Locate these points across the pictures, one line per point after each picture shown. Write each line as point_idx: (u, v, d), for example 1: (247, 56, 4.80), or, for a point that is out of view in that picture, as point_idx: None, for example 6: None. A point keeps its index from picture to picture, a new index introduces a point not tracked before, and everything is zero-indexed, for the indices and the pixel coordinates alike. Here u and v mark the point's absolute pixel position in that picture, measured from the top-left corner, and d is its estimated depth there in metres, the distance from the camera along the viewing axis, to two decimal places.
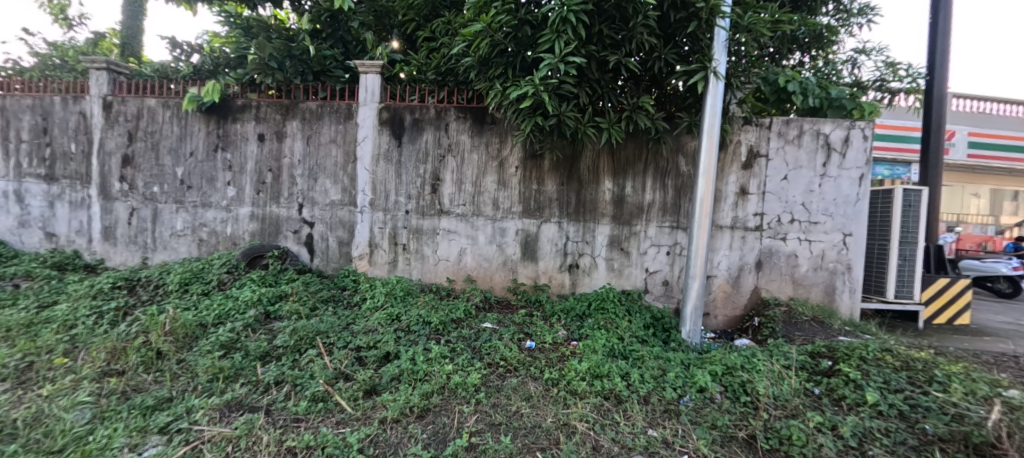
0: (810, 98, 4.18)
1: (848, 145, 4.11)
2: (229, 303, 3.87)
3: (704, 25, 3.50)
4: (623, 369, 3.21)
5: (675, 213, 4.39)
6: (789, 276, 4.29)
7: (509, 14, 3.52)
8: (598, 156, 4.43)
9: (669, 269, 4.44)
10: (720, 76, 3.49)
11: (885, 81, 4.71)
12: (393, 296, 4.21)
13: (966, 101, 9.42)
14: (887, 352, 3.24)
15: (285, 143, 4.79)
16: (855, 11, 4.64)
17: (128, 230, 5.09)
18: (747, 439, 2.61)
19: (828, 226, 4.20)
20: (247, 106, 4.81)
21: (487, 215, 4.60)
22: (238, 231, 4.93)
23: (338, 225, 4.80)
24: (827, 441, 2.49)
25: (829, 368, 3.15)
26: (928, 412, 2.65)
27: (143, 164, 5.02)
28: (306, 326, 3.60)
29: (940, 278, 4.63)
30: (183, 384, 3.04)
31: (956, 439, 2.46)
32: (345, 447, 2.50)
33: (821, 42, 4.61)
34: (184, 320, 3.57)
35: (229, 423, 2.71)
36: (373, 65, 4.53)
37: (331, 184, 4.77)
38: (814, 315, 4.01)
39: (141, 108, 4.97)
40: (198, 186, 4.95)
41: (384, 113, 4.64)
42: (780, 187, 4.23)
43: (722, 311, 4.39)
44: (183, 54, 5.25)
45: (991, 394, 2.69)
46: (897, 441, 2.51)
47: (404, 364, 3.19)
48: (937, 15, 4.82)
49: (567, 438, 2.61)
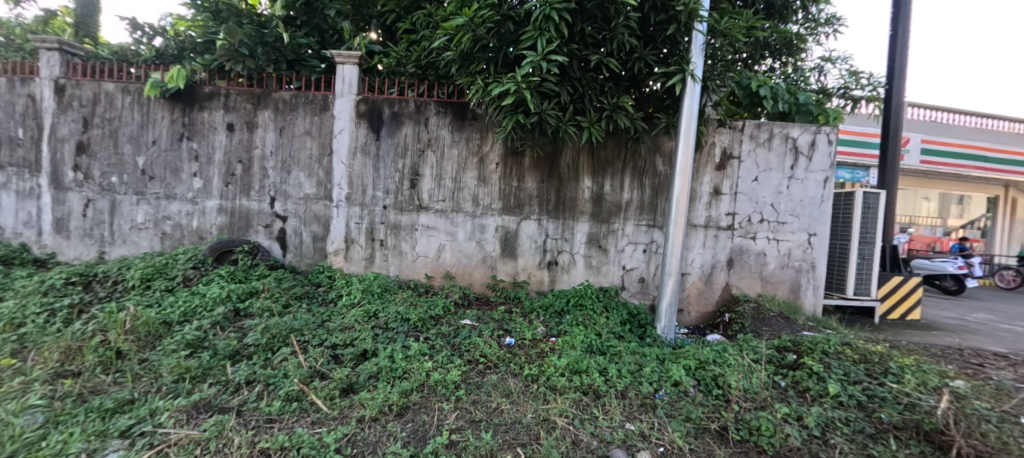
0: (780, 102, 4.34)
1: (814, 149, 4.30)
2: (197, 300, 3.71)
3: (683, 28, 3.60)
4: (601, 364, 3.29)
5: (652, 211, 4.49)
6: (758, 273, 4.47)
7: (492, 9, 3.52)
8: (579, 154, 4.46)
9: (645, 267, 4.54)
10: (697, 78, 3.61)
11: (848, 89, 4.92)
12: (371, 292, 4.13)
13: (920, 110, 9.90)
14: (847, 346, 3.46)
15: (256, 133, 4.60)
16: (823, 21, 4.83)
17: (83, 222, 4.78)
18: (720, 430, 2.73)
19: (794, 226, 4.40)
20: (215, 93, 4.59)
21: (467, 211, 4.58)
22: (205, 225, 4.71)
23: (313, 220, 4.66)
24: (793, 431, 2.62)
25: (794, 362, 3.33)
26: (884, 402, 2.85)
27: (100, 151, 4.71)
28: (279, 323, 3.49)
29: (895, 276, 4.88)
30: (146, 385, 2.92)
31: (909, 427, 2.65)
32: (323, 447, 2.46)
33: (791, 49, 4.78)
34: (147, 317, 3.40)
35: (197, 424, 2.61)
36: (352, 55, 4.39)
37: (305, 177, 4.62)
38: (781, 311, 4.21)
39: (98, 92, 4.66)
40: (161, 176, 4.70)
41: (363, 105, 4.51)
42: (751, 188, 4.39)
43: (696, 307, 4.52)
44: (144, 37, 4.94)
45: (941, 384, 2.92)
46: (856, 429, 2.68)
47: (383, 361, 3.16)
48: (896, 27, 5.11)
49: (548, 433, 2.65)
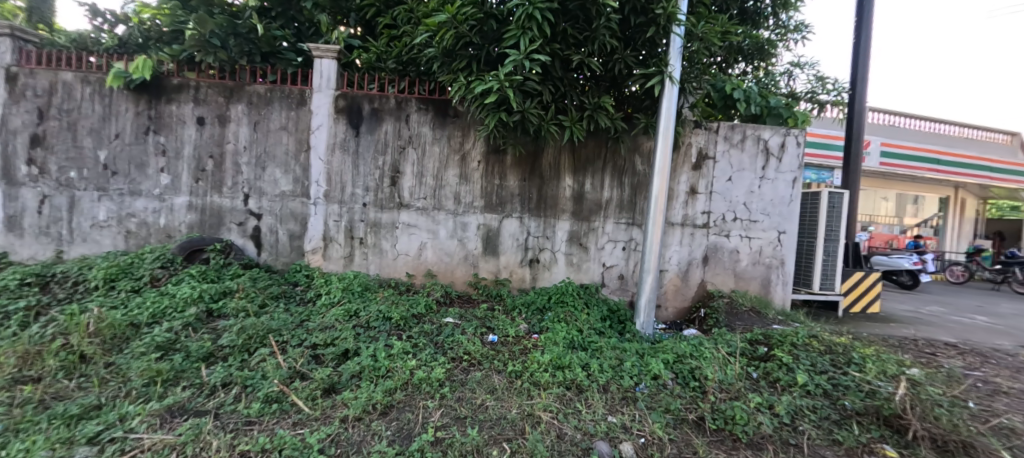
0: (752, 105, 4.53)
1: (784, 151, 4.49)
2: (166, 301, 3.55)
3: (662, 31, 3.68)
4: (583, 359, 3.36)
5: (631, 210, 4.59)
6: (731, 270, 4.64)
7: (474, 6, 3.52)
8: (561, 153, 4.51)
9: (625, 264, 4.64)
10: (675, 80, 3.71)
11: (815, 93, 5.15)
12: (351, 291, 4.07)
13: (879, 114, 10.54)
14: (814, 338, 3.64)
15: (228, 127, 4.44)
16: (792, 27, 5.03)
17: (38, 219, 4.49)
18: (697, 420, 2.84)
19: (765, 224, 4.58)
20: (184, 85, 4.40)
21: (448, 209, 4.56)
22: (173, 222, 4.52)
23: (289, 218, 4.54)
24: (765, 419, 2.75)
25: (765, 354, 3.48)
26: (848, 390, 3.02)
27: (57, 144, 4.44)
28: (256, 324, 3.39)
29: (856, 271, 5.16)
30: (113, 389, 2.78)
31: (869, 412, 2.82)
32: (306, 448, 2.42)
33: (762, 54, 4.96)
34: (113, 319, 3.24)
35: (171, 429, 2.52)
36: (330, 49, 4.29)
37: (280, 174, 4.49)
38: (752, 306, 4.38)
39: (55, 82, 4.38)
40: (125, 171, 4.47)
41: (341, 101, 4.42)
42: (725, 188, 4.55)
43: (673, 303, 4.65)
44: (105, 24, 4.68)
45: (898, 372, 3.11)
46: (822, 416, 2.84)
47: (366, 360, 3.12)
48: (860, 35, 5.37)
49: (533, 427, 2.69)
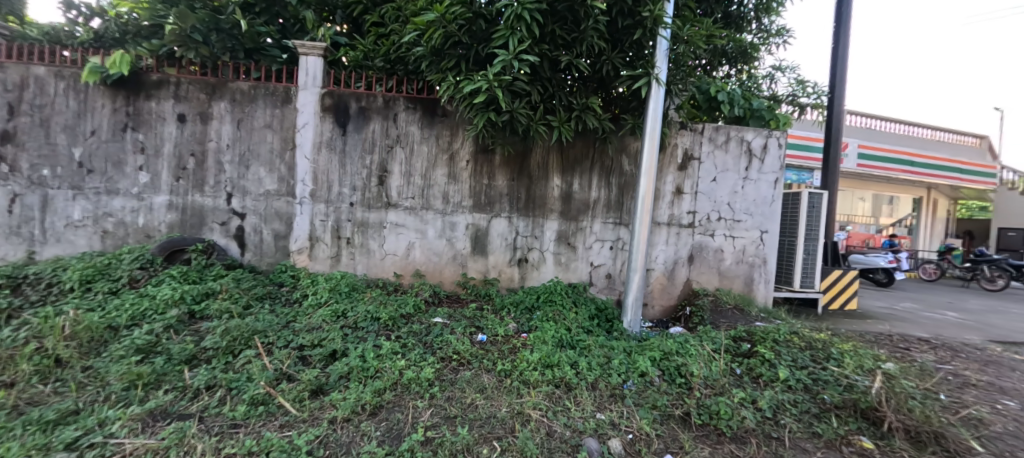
0: (735, 107, 4.62)
1: (766, 152, 4.60)
2: (146, 302, 3.46)
3: (649, 33, 3.73)
4: (572, 358, 3.38)
5: (618, 209, 4.64)
6: (715, 268, 4.73)
7: (463, 5, 3.52)
8: (549, 152, 4.53)
9: (612, 263, 4.69)
10: (662, 82, 3.76)
11: (796, 96, 5.28)
12: (338, 291, 4.02)
13: (857, 117, 10.80)
14: (795, 335, 3.74)
15: (211, 125, 4.34)
16: (774, 31, 5.15)
17: (8, 219, 4.31)
18: (683, 416, 2.89)
19: (748, 224, 4.69)
20: (164, 82, 4.29)
21: (437, 208, 4.54)
22: (152, 222, 4.39)
23: (273, 217, 4.46)
24: (749, 413, 2.82)
25: (749, 350, 3.56)
26: (827, 384, 3.12)
27: (29, 141, 4.27)
28: (241, 325, 3.32)
29: (835, 270, 5.31)
30: (91, 394, 2.70)
31: (847, 405, 2.91)
32: (294, 449, 2.38)
33: (745, 57, 5.07)
34: (90, 321, 3.14)
35: (153, 433, 2.45)
36: (316, 46, 4.23)
37: (265, 172, 4.41)
38: (736, 304, 4.48)
39: (26, 76, 4.22)
40: (101, 170, 4.33)
41: (328, 99, 4.36)
42: (710, 188, 4.63)
43: (659, 301, 4.72)
44: (80, 17, 4.53)
45: (875, 366, 3.22)
46: (803, 410, 2.92)
47: (354, 361, 3.09)
48: (838, 40, 5.52)
49: (523, 425, 2.70)
